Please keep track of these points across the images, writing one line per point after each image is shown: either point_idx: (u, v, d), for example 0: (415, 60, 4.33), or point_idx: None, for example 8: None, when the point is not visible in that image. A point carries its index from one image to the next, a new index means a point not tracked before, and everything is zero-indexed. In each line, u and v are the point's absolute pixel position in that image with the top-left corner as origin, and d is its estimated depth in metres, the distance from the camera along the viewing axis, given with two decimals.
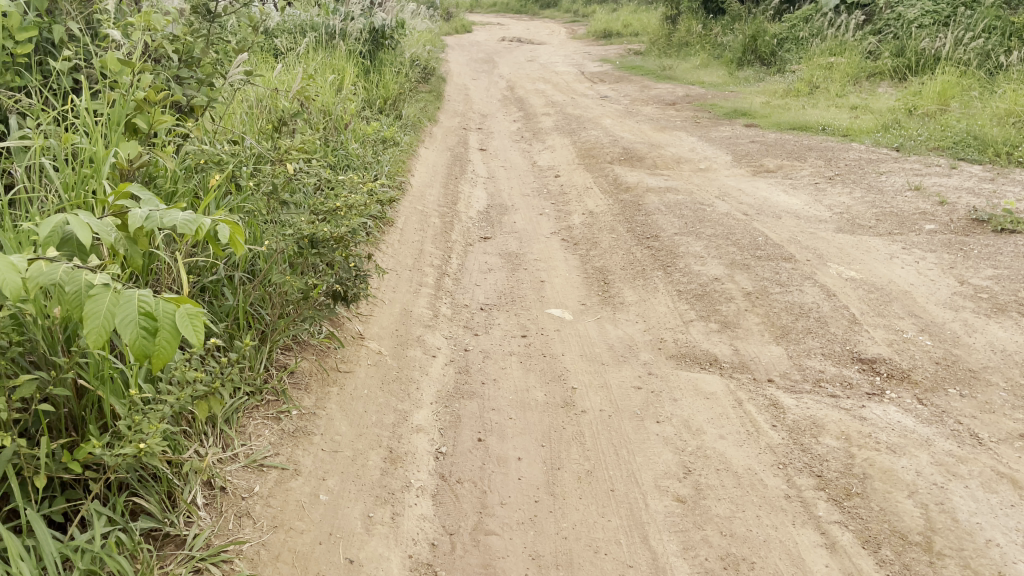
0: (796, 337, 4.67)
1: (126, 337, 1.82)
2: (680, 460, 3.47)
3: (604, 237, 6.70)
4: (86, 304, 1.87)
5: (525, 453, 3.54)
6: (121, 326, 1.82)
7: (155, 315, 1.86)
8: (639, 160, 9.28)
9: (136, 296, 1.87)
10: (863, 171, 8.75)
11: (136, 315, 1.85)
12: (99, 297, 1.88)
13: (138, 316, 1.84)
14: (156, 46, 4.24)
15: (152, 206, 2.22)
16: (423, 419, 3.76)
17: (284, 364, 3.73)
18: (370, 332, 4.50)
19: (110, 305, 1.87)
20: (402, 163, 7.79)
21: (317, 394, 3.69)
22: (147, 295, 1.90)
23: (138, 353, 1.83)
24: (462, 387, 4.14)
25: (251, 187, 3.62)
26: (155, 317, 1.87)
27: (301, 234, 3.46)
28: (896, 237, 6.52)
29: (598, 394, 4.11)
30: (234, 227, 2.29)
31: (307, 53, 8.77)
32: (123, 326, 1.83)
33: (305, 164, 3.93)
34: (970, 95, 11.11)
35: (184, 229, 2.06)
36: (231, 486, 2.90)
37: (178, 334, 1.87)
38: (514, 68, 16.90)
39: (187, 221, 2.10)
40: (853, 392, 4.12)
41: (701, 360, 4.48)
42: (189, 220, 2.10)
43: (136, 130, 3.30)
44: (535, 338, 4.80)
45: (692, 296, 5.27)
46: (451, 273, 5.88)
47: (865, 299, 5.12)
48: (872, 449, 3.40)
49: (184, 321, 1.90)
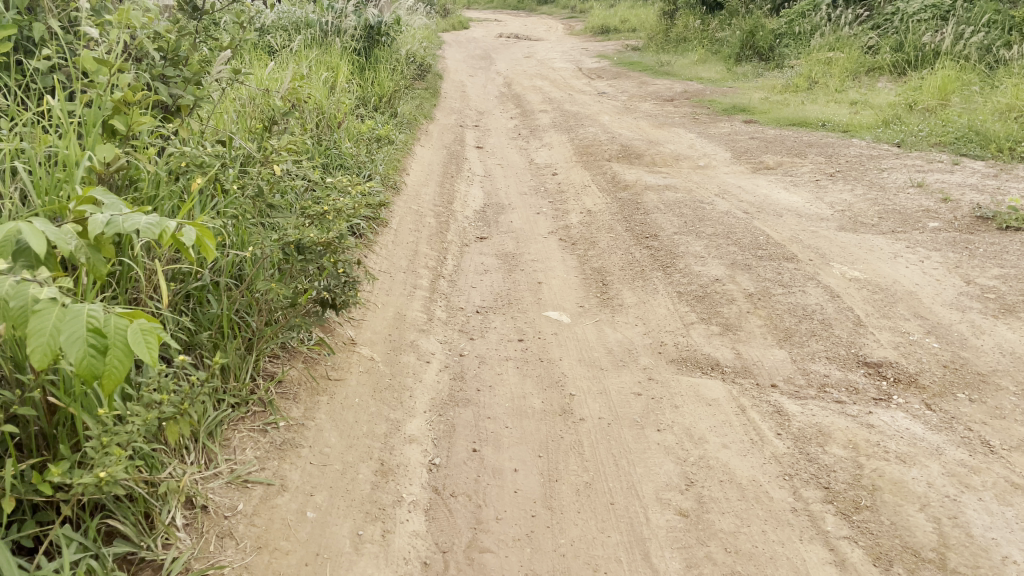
0: (799, 340, 4.55)
1: (74, 357, 1.74)
2: (682, 471, 3.36)
3: (603, 237, 6.58)
4: (31, 321, 1.78)
5: (522, 465, 3.42)
6: (67, 345, 1.74)
7: (105, 332, 1.79)
8: (637, 158, 9.16)
9: (84, 310, 1.79)
10: (864, 168, 8.63)
11: (84, 332, 1.77)
12: (45, 312, 1.79)
13: (86, 333, 1.76)
14: (139, 44, 4.11)
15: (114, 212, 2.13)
16: (417, 429, 3.64)
17: (271, 373, 3.60)
18: (362, 337, 4.38)
19: (56, 321, 1.79)
20: (397, 162, 7.66)
21: (306, 404, 3.57)
22: (97, 310, 1.82)
23: (87, 373, 1.74)
24: (457, 394, 4.02)
25: (236, 190, 3.48)
26: (105, 334, 1.79)
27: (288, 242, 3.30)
28: (900, 235, 6.40)
29: (597, 400, 3.99)
30: (201, 232, 2.17)
31: (300, 50, 8.63)
32: (70, 345, 1.75)
33: (292, 165, 3.79)
34: (971, 90, 10.99)
35: (148, 233, 2.00)
36: (213, 504, 2.78)
37: (130, 352, 1.80)
38: (511, 65, 16.75)
39: (150, 225, 2.03)
40: (859, 397, 4.00)
41: (703, 364, 4.36)
42: (152, 224, 2.04)
43: (114, 131, 3.16)
44: (532, 343, 4.68)
45: (693, 298, 5.15)
46: (446, 274, 5.75)
47: (870, 300, 5.00)
48: (881, 458, 3.29)
49: (136, 336, 1.82)
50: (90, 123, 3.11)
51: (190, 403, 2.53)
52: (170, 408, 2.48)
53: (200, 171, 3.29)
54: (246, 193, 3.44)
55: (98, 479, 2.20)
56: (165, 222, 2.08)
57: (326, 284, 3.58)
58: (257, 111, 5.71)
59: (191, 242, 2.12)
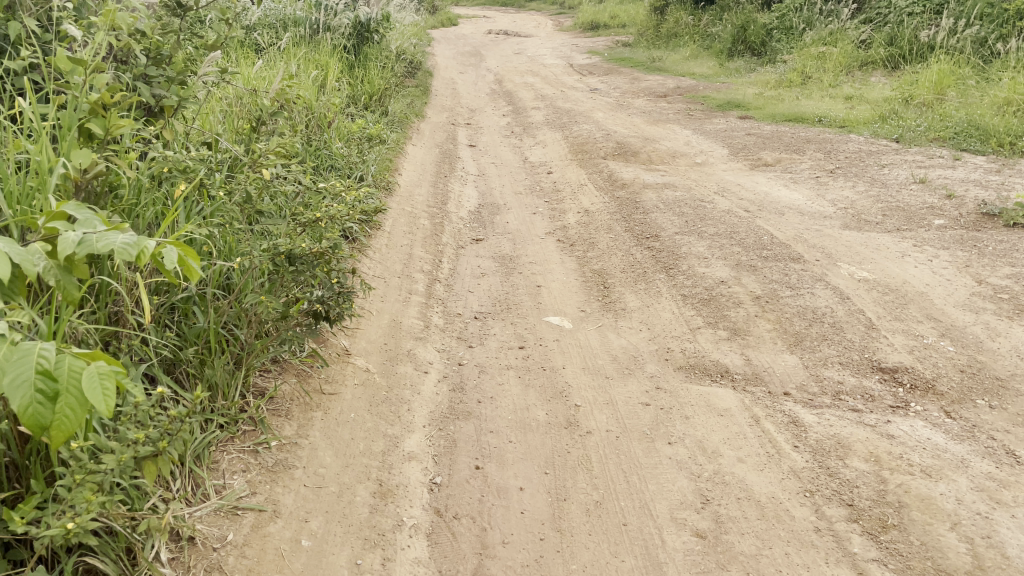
0: (810, 344, 4.39)
1: (20, 404, 1.65)
2: (696, 488, 3.20)
3: (602, 238, 6.41)
4: None
5: (528, 483, 3.25)
6: (12, 390, 1.65)
7: (56, 376, 1.70)
8: (633, 155, 8.99)
9: (35, 350, 1.70)
10: (864, 164, 8.49)
11: (32, 374, 1.68)
12: None
13: (35, 377, 1.68)
14: (120, 44, 3.91)
15: (88, 228, 1.95)
16: (416, 445, 3.47)
17: (262, 390, 3.41)
18: (357, 347, 4.19)
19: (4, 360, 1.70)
20: (388, 162, 7.47)
21: (299, 421, 3.38)
22: (50, 349, 1.72)
23: (33, 423, 1.66)
24: (457, 407, 3.84)
25: (222, 196, 3.28)
26: (56, 378, 1.70)
27: (277, 252, 3.09)
28: (905, 233, 6.25)
29: (603, 411, 3.82)
30: (183, 250, 1.97)
31: (288, 49, 8.43)
32: (15, 389, 1.66)
33: (283, 168, 3.59)
34: (967, 84, 10.87)
35: (122, 253, 1.82)
36: (200, 535, 2.60)
37: (84, 401, 1.72)
38: (502, 61, 16.55)
39: (126, 245, 1.85)
40: (876, 405, 3.85)
41: (712, 372, 4.19)
42: (129, 244, 1.86)
43: (92, 136, 2.96)
44: (534, 350, 4.51)
45: (698, 301, 4.99)
46: (442, 278, 5.57)
47: (881, 302, 4.85)
48: (906, 472, 3.15)
49: (92, 382, 1.71)
50: (65, 127, 2.90)
51: (170, 438, 2.31)
52: (147, 446, 2.27)
53: (184, 177, 3.09)
54: (234, 199, 3.24)
55: (66, 530, 1.99)
56: (144, 241, 1.89)
57: (319, 296, 3.38)
58: (245, 113, 5.52)
59: (173, 263, 1.92)
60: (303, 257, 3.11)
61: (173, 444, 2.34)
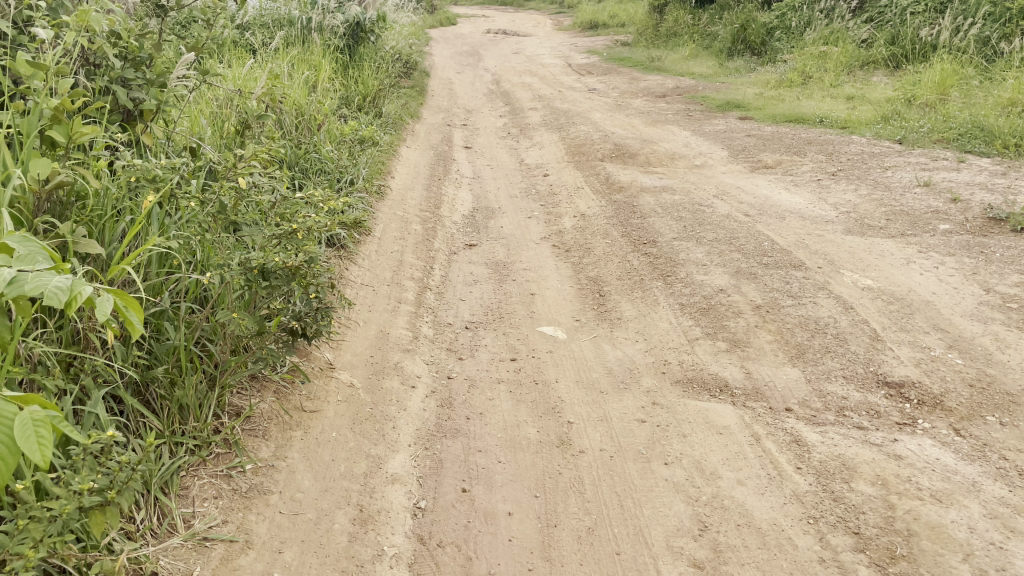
0: (813, 357, 4.23)
1: None
2: (694, 513, 3.03)
3: (598, 243, 6.25)
4: None
5: (517, 507, 3.09)
6: None
7: None
8: (631, 157, 8.84)
9: None
10: (866, 166, 8.33)
11: None
12: None
13: None
14: (95, 47, 3.75)
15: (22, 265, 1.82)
16: (400, 466, 3.31)
17: (237, 409, 3.25)
18: (341, 360, 4.03)
19: None
20: (380, 165, 7.31)
21: (277, 442, 3.22)
22: None
23: None
24: (445, 424, 3.68)
25: (194, 206, 3.10)
26: None
27: (250, 266, 2.93)
28: (910, 239, 6.09)
29: (597, 429, 3.66)
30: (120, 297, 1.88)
31: (280, 49, 8.27)
32: None
33: (260, 175, 3.43)
34: (971, 84, 10.71)
35: (51, 301, 1.73)
36: (164, 571, 2.44)
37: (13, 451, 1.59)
38: (499, 61, 16.37)
39: (58, 291, 1.76)
40: (881, 422, 3.69)
41: (710, 386, 4.03)
42: (61, 287, 1.77)
43: (55, 143, 2.80)
44: (526, 362, 4.34)
45: (697, 310, 4.83)
46: (433, 286, 5.41)
47: (886, 312, 4.69)
48: (915, 498, 2.99)
49: (24, 429, 1.57)
50: (25, 134, 2.73)
51: (119, 487, 2.17)
52: (95, 494, 2.13)
53: (153, 187, 2.93)
54: (206, 208, 3.09)
55: None
56: (78, 287, 1.81)
57: (296, 311, 3.25)
58: (232, 116, 5.36)
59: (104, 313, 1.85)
60: (278, 270, 2.95)
61: (123, 492, 2.20)
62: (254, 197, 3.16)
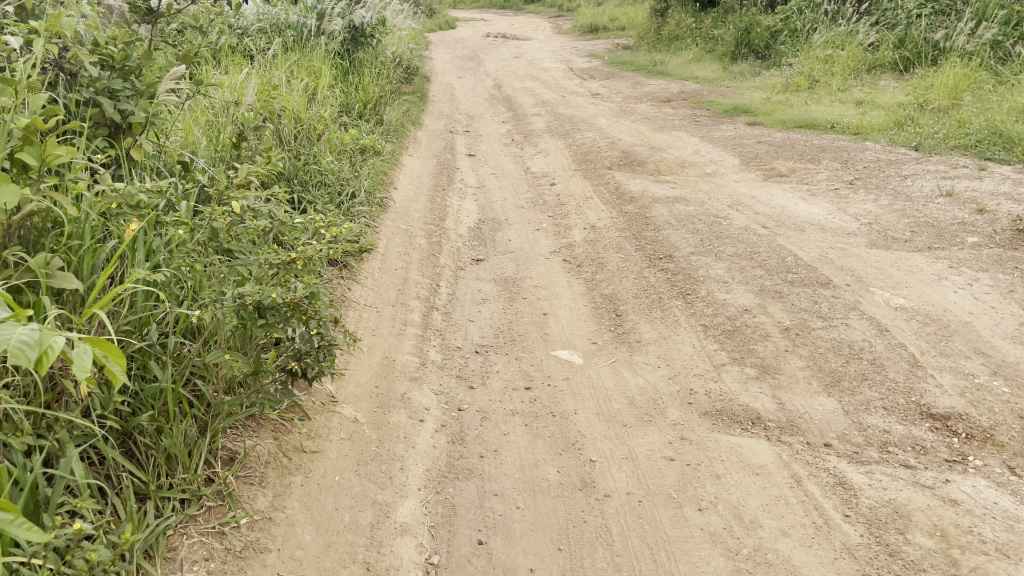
0: (849, 385, 3.95)
1: None
2: (734, 568, 2.77)
3: (611, 258, 5.97)
4: None
5: (539, 562, 2.82)
6: None
7: None
8: (640, 165, 8.56)
9: None
10: (884, 174, 8.05)
11: None
12: None
13: None
14: (72, 56, 3.49)
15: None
16: (410, 515, 3.04)
17: (231, 454, 2.97)
18: (345, 393, 3.75)
19: None
20: (382, 175, 7.04)
21: (275, 490, 2.95)
22: None
23: None
24: (457, 464, 3.40)
25: (182, 235, 2.82)
26: None
27: (244, 301, 2.58)
28: (938, 252, 5.82)
29: (622, 469, 3.37)
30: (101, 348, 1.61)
31: (278, 56, 7.99)
32: None
33: (256, 200, 3.15)
34: (984, 88, 10.44)
35: (16, 357, 1.47)
36: None
37: None
38: (501, 66, 16.08)
39: (24, 344, 1.50)
40: (929, 460, 3.42)
41: (741, 419, 3.75)
42: (28, 342, 1.51)
43: (25, 165, 2.53)
44: (542, 392, 4.06)
45: (721, 333, 4.55)
46: (440, 305, 5.13)
47: (923, 334, 4.40)
48: (979, 553, 2.76)
49: None
50: None
51: None
52: None
53: (135, 216, 2.65)
54: (196, 236, 2.80)
55: None
56: (51, 339, 1.54)
57: (297, 349, 2.82)
58: (228, 127, 5.10)
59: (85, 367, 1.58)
60: (275, 306, 2.60)
61: None
62: (249, 223, 2.87)
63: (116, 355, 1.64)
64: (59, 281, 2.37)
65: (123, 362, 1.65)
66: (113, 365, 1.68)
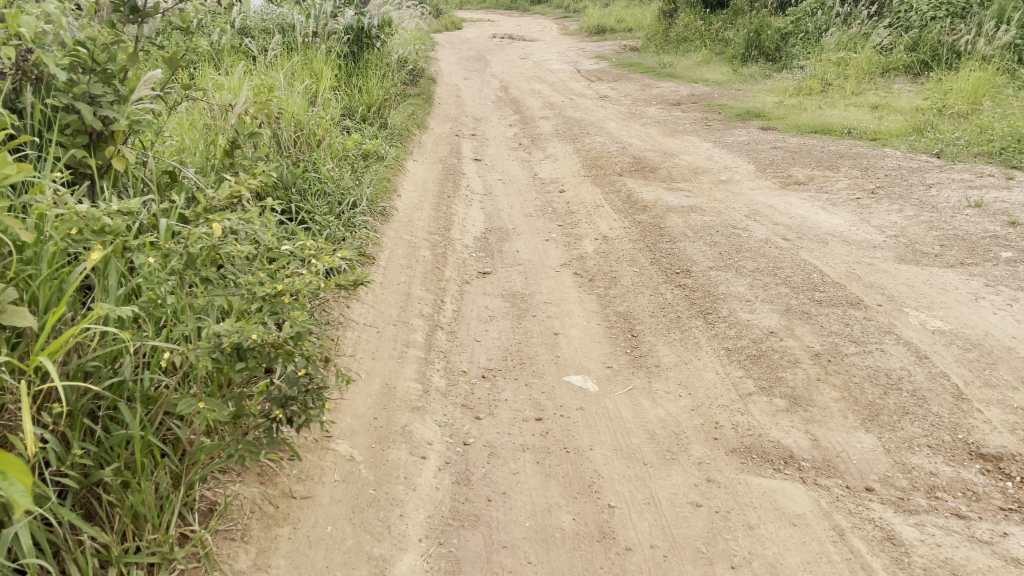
0: (889, 420, 3.63)
1: None
2: None
3: (625, 272, 5.66)
4: None
5: None
6: None
7: None
8: (652, 171, 8.23)
9: None
10: (907, 183, 7.72)
11: None
12: None
13: None
14: (42, 60, 3.22)
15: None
16: (411, 572, 2.74)
17: (210, 503, 2.70)
18: (340, 426, 3.45)
19: None
20: (384, 182, 6.73)
21: (258, 546, 2.66)
22: None
23: None
24: (462, 509, 3.10)
25: (153, 261, 2.53)
26: None
27: (221, 342, 2.27)
28: (972, 268, 5.49)
29: (644, 516, 3.07)
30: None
31: (278, 57, 7.69)
32: None
33: (239, 219, 2.85)
34: (1006, 93, 10.08)
35: None
36: None
37: None
38: (507, 67, 15.76)
39: None
40: (983, 508, 3.11)
41: (772, 456, 3.44)
42: None
43: None
44: (554, 423, 3.74)
45: (747, 358, 4.23)
46: (444, 323, 4.82)
47: (965, 362, 4.08)
48: None
49: None
50: None
51: None
52: None
53: (97, 242, 2.36)
54: (169, 263, 2.51)
55: None
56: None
57: (281, 395, 2.44)
58: (221, 133, 4.80)
59: None
60: (256, 346, 2.30)
61: None
62: (231, 248, 2.57)
63: (17, 468, 1.50)
64: (9, 317, 2.07)
65: (26, 478, 1.50)
66: (15, 486, 1.51)
